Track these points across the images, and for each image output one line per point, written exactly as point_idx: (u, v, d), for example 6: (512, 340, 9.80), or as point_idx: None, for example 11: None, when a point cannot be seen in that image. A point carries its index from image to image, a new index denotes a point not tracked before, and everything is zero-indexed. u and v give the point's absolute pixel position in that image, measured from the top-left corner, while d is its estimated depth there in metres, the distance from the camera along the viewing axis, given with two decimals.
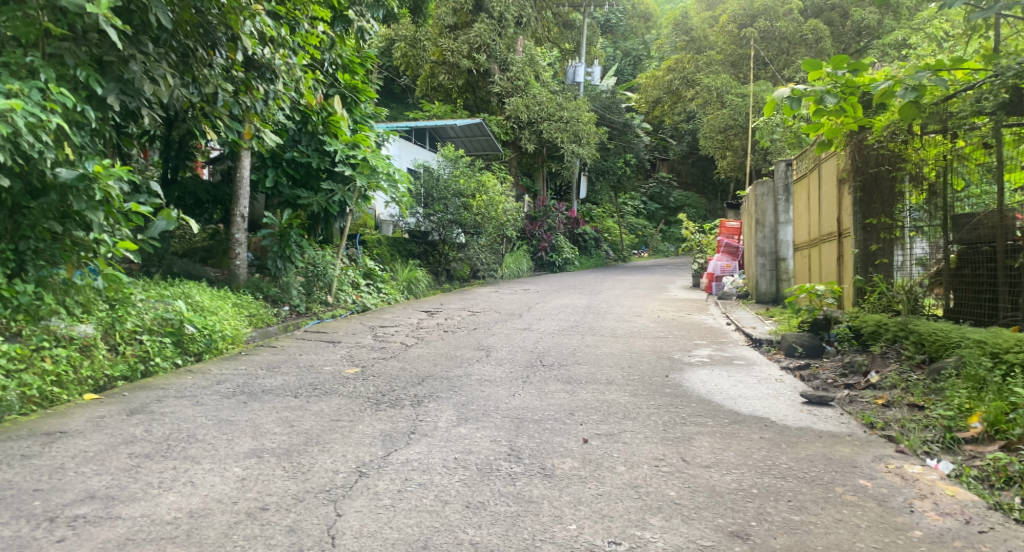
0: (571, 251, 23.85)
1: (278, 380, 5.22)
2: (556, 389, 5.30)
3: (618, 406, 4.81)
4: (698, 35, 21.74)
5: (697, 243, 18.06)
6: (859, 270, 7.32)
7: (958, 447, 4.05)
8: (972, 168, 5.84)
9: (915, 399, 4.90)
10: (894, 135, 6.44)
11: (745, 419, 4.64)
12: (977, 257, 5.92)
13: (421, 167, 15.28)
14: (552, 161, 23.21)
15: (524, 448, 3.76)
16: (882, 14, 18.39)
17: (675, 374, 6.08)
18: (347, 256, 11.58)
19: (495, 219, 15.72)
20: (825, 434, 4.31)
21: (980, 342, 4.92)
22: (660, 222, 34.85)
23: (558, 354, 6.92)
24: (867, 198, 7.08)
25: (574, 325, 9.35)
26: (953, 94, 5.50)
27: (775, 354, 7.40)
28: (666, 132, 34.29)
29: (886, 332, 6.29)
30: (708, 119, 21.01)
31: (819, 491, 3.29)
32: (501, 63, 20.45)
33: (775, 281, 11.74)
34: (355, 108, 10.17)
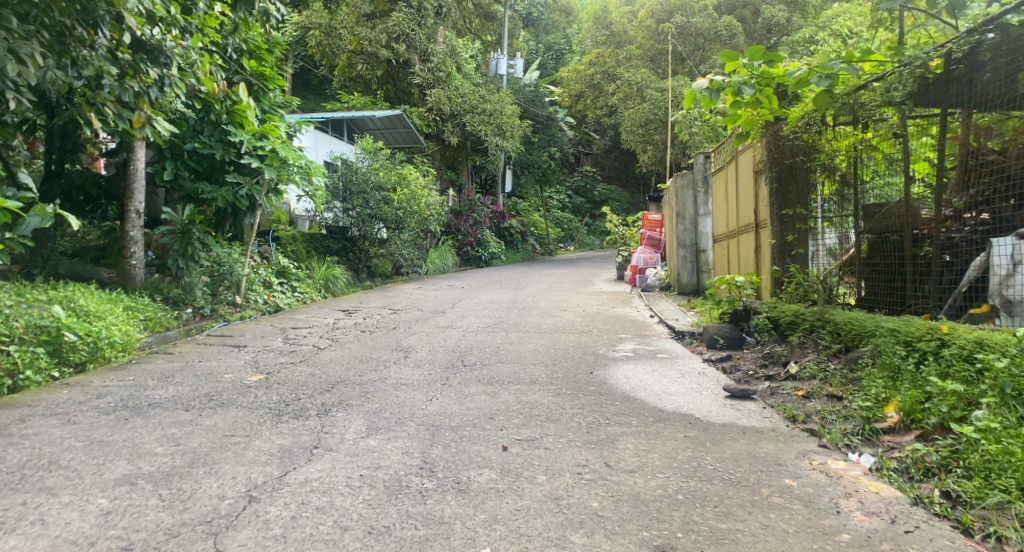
0: (497, 245, 23.63)
1: (168, 391, 4.75)
2: (476, 391, 5.05)
3: (540, 408, 4.60)
4: (618, 30, 21.90)
5: (621, 236, 18.21)
6: (775, 260, 7.32)
7: (877, 438, 4.02)
8: (879, 159, 5.85)
9: (834, 389, 4.89)
10: (809, 125, 6.52)
11: (669, 416, 4.50)
12: (886, 247, 5.95)
13: (338, 160, 14.69)
14: (476, 155, 23.39)
15: (438, 460, 3.48)
16: (790, 13, 18.96)
17: (599, 371, 5.92)
18: (259, 254, 10.98)
19: (417, 213, 15.36)
20: (749, 430, 4.22)
21: (893, 331, 4.93)
22: (585, 216, 35.16)
23: (480, 353, 6.67)
24: (783, 189, 7.13)
25: (498, 322, 9.12)
26: (862, 84, 5.63)
27: (697, 346, 7.39)
28: (590, 126, 34.55)
29: (803, 322, 6.33)
30: (629, 113, 21.24)
31: (745, 494, 3.16)
32: (421, 53, 20.01)
33: (696, 273, 11.87)
34: (263, 97, 9.44)
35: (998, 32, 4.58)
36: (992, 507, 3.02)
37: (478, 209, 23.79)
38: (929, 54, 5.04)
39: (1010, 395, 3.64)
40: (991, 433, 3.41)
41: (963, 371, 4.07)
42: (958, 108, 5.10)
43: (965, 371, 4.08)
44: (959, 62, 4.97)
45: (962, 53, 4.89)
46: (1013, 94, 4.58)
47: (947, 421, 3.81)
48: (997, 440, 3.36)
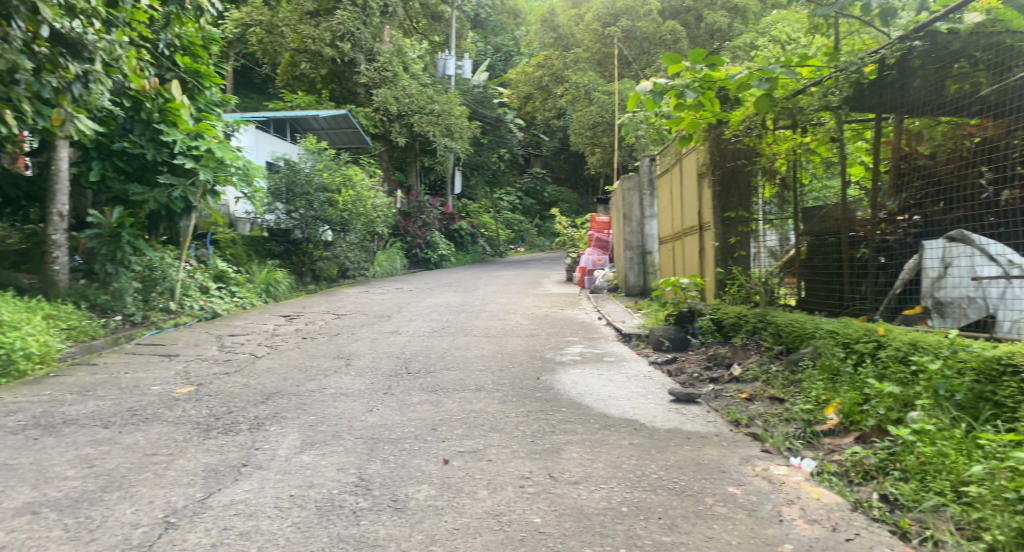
0: (447, 247, 23.38)
1: (87, 407, 4.46)
2: (419, 400, 4.91)
3: (484, 416, 4.50)
4: (565, 32, 22.01)
5: (570, 238, 18.25)
6: (718, 262, 7.47)
7: (817, 441, 4.04)
8: (817, 162, 6.00)
9: (775, 391, 4.93)
10: (751, 129, 6.51)
11: (615, 422, 4.45)
12: (824, 249, 6.05)
13: (280, 160, 14.24)
14: (425, 156, 23.22)
15: (375, 476, 3.34)
16: (732, 19, 19.26)
17: (546, 376, 5.84)
18: (195, 258, 10.56)
19: (364, 215, 15.11)
20: (694, 436, 4.20)
21: (832, 333, 4.99)
22: (535, 217, 35.22)
23: (425, 360, 6.51)
24: (725, 192, 7.25)
25: (445, 326, 8.96)
26: (800, 89, 5.73)
27: (643, 348, 7.40)
28: (539, 128, 34.59)
29: (746, 324, 6.38)
30: (577, 115, 21.35)
31: (688, 504, 3.12)
32: (367, 52, 19.69)
33: (643, 275, 12.01)
34: (198, 95, 9.06)
35: (926, 41, 4.70)
36: (929, 510, 3.05)
37: (427, 211, 23.57)
38: (864, 60, 5.10)
39: (943, 397, 3.69)
40: (926, 435, 3.45)
41: (899, 373, 4.12)
42: (890, 113, 5.19)
43: (901, 373, 4.13)
44: (891, 69, 5.03)
45: (895, 59, 4.94)
46: (943, 102, 4.68)
47: (884, 423, 3.85)
48: (932, 442, 3.41)
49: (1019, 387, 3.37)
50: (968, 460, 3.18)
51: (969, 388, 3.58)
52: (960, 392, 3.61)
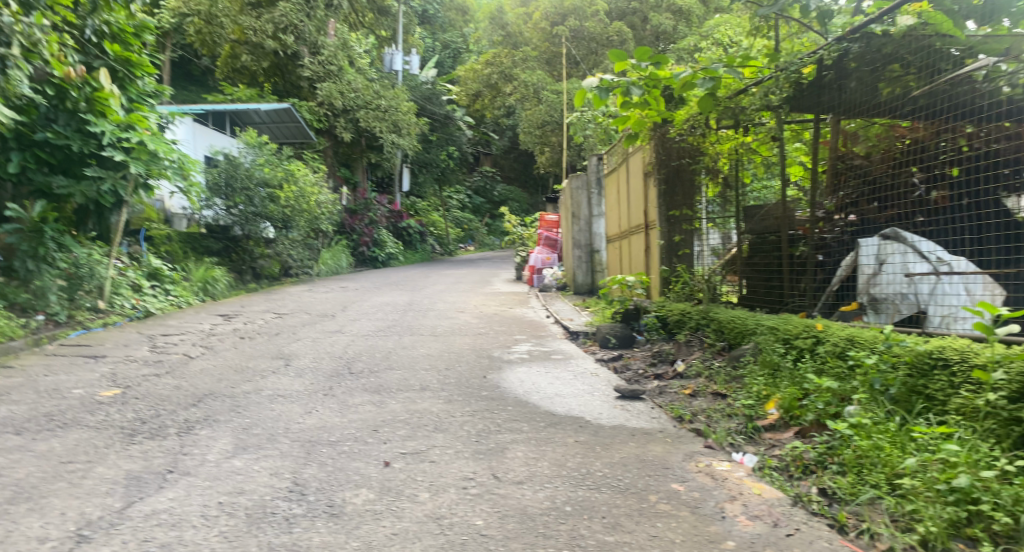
0: (395, 245, 23.06)
1: (0, 412, 4.18)
2: (361, 401, 4.77)
3: (428, 417, 4.40)
4: (514, 30, 22.02)
5: (519, 236, 18.22)
6: (663, 260, 7.55)
7: (759, 436, 4.09)
8: (759, 162, 6.16)
9: (718, 387, 4.97)
10: (694, 128, 6.65)
11: (561, 420, 4.41)
12: (765, 247, 6.12)
13: (218, 154, 13.75)
14: (371, 151, 22.98)
15: (311, 481, 3.21)
16: (677, 21, 19.51)
17: (493, 375, 5.77)
18: (127, 255, 10.10)
19: (307, 212, 14.90)
20: (638, 432, 4.18)
21: (773, 329, 5.07)
22: (485, 216, 35.12)
23: (368, 359, 6.36)
24: (671, 191, 7.31)
25: (391, 325, 8.80)
26: (742, 88, 5.80)
27: (590, 346, 7.40)
28: (488, 126, 34.48)
29: (689, 321, 6.43)
30: (526, 114, 21.38)
31: (632, 503, 3.09)
32: (311, 46, 19.26)
33: (591, 273, 12.07)
34: (130, 85, 8.64)
35: (862, 43, 4.78)
36: (865, 503, 3.09)
37: (374, 208, 23.24)
38: (803, 60, 5.20)
39: (878, 391, 3.77)
40: (862, 428, 3.52)
41: (837, 368, 4.20)
42: (828, 113, 5.31)
43: (838, 368, 4.21)
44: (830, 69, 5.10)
45: (832, 60, 5.04)
46: (876, 103, 4.78)
47: (822, 417, 3.91)
48: (868, 436, 3.47)
49: (949, 380, 3.46)
50: (902, 453, 3.24)
51: (902, 381, 3.67)
52: (894, 385, 3.70)
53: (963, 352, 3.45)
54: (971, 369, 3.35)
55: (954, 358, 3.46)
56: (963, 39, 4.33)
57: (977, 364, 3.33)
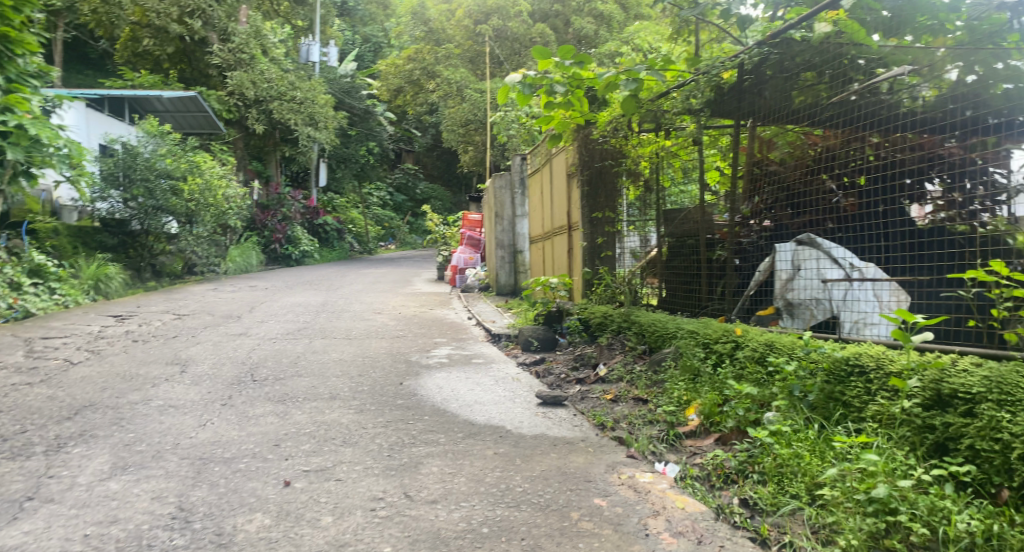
0: (310, 242, 22.10)
1: None
2: (264, 412, 4.41)
3: (337, 429, 4.09)
4: (436, 27, 21.70)
5: (440, 235, 17.91)
6: (586, 262, 7.50)
7: (680, 444, 4.01)
8: (678, 166, 6.07)
9: (640, 392, 4.89)
10: (616, 130, 6.66)
11: (480, 431, 4.19)
12: (683, 250, 6.14)
13: (115, 143, 12.76)
14: (285, 145, 22.12)
15: (198, 506, 2.89)
16: (598, 26, 19.67)
17: (410, 381, 5.49)
18: (5, 249, 9.20)
19: (213, 206, 14.29)
20: (559, 442, 4.02)
21: (693, 333, 5.04)
22: (406, 214, 34.54)
23: (274, 365, 5.95)
24: (594, 192, 7.27)
25: (302, 328, 8.36)
26: (664, 92, 5.78)
27: (512, 349, 7.22)
28: (410, 123, 33.93)
29: (611, 324, 6.37)
30: (449, 112, 21.13)
31: (553, 521, 2.92)
32: (221, 32, 18.32)
33: (514, 274, 11.86)
34: (8, 63, 7.82)
35: (780, 50, 4.81)
36: (786, 514, 3.03)
37: (288, 204, 22.37)
38: (723, 64, 5.24)
39: (797, 398, 3.74)
40: (782, 437, 3.48)
41: (756, 374, 4.18)
42: (748, 119, 5.26)
43: (757, 374, 4.19)
44: (749, 74, 5.14)
45: (752, 65, 5.06)
46: (791, 111, 4.82)
47: (742, 424, 3.87)
48: (788, 444, 3.44)
49: (865, 387, 3.46)
50: (822, 462, 3.21)
51: (820, 388, 3.65)
52: (812, 392, 3.68)
53: (879, 359, 3.45)
54: (887, 377, 3.35)
55: (870, 365, 3.46)
56: (874, 49, 4.37)
57: (892, 372, 3.33)
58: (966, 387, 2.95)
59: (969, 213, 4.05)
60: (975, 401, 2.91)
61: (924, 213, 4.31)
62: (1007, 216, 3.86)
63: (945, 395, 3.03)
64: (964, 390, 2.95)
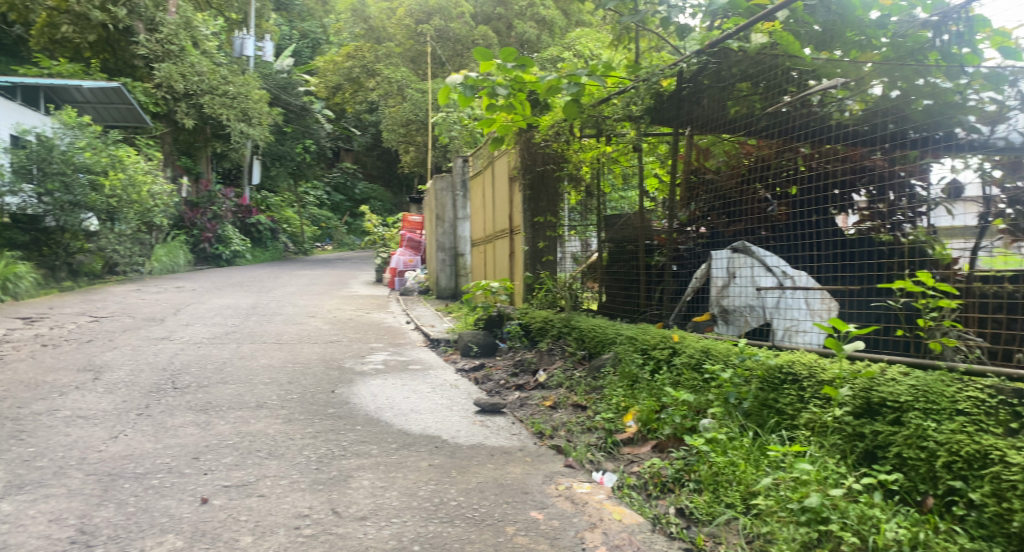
0: (242, 242, 21.41)
1: None
2: (183, 423, 4.16)
3: (263, 441, 3.88)
4: (376, 25, 21.37)
5: (379, 237, 17.58)
6: (527, 266, 7.45)
7: (618, 451, 3.97)
8: (618, 173, 6.10)
9: (579, 399, 4.85)
10: (559, 135, 6.61)
11: (415, 441, 4.05)
12: (622, 256, 6.10)
13: (27, 133, 11.92)
14: (217, 140, 21.37)
15: (101, 528, 2.68)
16: (541, 30, 19.74)
17: (343, 388, 5.29)
18: None
19: (136, 203, 13.69)
20: (497, 452, 3.92)
21: (632, 339, 5.02)
22: (344, 214, 33.90)
23: (198, 372, 5.64)
24: (536, 197, 7.27)
25: (229, 332, 8.01)
26: (605, 97, 5.80)
27: (450, 354, 7.09)
28: (350, 121, 33.33)
29: (552, 329, 6.32)
30: (389, 111, 20.84)
31: (488, 537, 2.82)
32: (147, 21, 17.57)
33: (454, 277, 11.77)
34: None
35: (718, 59, 4.86)
36: (721, 524, 3.02)
37: (219, 202, 21.61)
38: (663, 72, 5.22)
39: (732, 405, 3.77)
40: (718, 444, 3.49)
41: (692, 381, 4.18)
42: (686, 127, 5.25)
43: (694, 380, 4.20)
44: (687, 83, 5.16)
45: (691, 74, 5.07)
46: (726, 120, 4.91)
47: (679, 432, 3.86)
48: (724, 452, 3.44)
49: (798, 394, 3.49)
50: (757, 470, 3.22)
51: (754, 395, 3.68)
52: (747, 399, 3.72)
53: (811, 368, 3.49)
54: (819, 385, 3.39)
55: (803, 373, 3.49)
56: (807, 61, 4.42)
57: (824, 380, 3.36)
58: (894, 396, 2.99)
59: (892, 223, 4.16)
60: (903, 409, 2.95)
61: (849, 224, 4.48)
62: (926, 227, 4.02)
63: (874, 403, 3.07)
64: (892, 399, 3.00)
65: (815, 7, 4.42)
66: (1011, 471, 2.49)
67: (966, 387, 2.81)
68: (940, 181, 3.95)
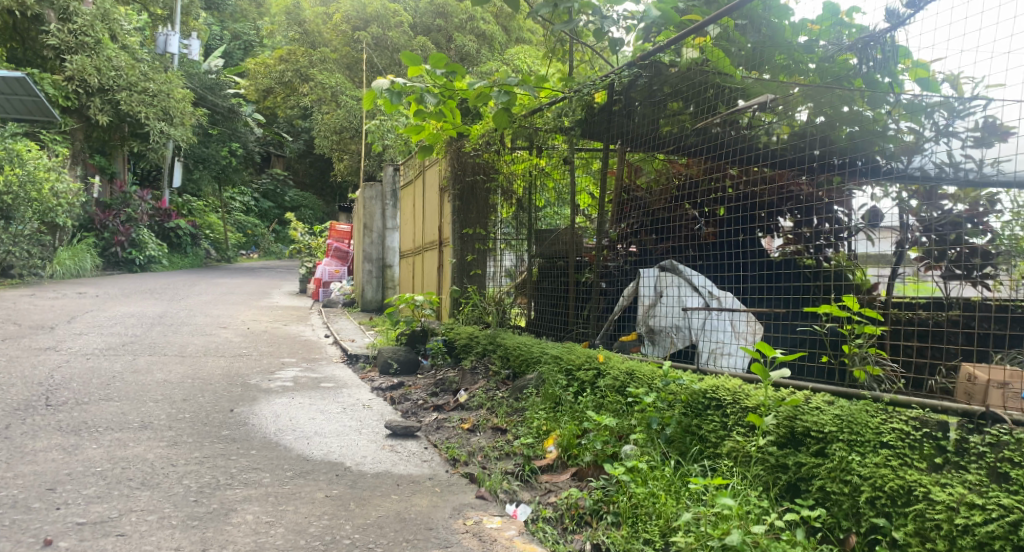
0: (158, 247, 20.29)
1: None
2: (47, 447, 3.68)
3: (138, 467, 3.45)
4: (311, 29, 20.84)
5: (306, 246, 16.94)
6: (454, 279, 7.17)
7: (535, 480, 3.71)
8: (551, 188, 5.75)
9: (498, 422, 4.58)
10: (489, 144, 6.46)
11: (314, 468, 3.69)
12: (553, 272, 5.84)
13: None
14: (134, 139, 20.26)
15: None
16: (480, 45, 19.57)
17: (244, 408, 4.87)
18: None
19: (36, 201, 12.96)
20: (404, 481, 3.59)
21: (556, 358, 4.79)
22: (272, 222, 32.79)
23: (79, 387, 5.10)
24: (465, 208, 7.00)
25: (128, 342, 7.41)
26: (537, 108, 5.61)
27: (368, 371, 6.71)
28: (282, 127, 32.37)
29: (476, 346, 6.06)
30: (322, 118, 20.28)
31: None
32: (60, 10, 16.54)
33: (381, 289, 11.36)
34: None
35: (649, 73, 4.64)
36: None
37: (134, 204, 20.49)
38: (595, 84, 5.02)
39: (655, 432, 3.58)
40: (638, 473, 3.28)
41: (615, 404, 3.98)
42: (617, 142, 5.05)
43: (616, 404, 3.99)
44: (618, 96, 4.91)
45: (622, 87, 4.83)
46: (656, 137, 4.65)
47: (600, 459, 3.64)
48: (644, 482, 3.23)
49: (722, 421, 3.32)
50: (678, 503, 3.02)
51: (677, 421, 3.51)
52: (670, 425, 3.53)
53: (735, 393, 3.33)
54: (743, 411, 3.23)
55: (727, 398, 3.33)
56: (738, 79, 4.29)
57: (749, 407, 3.20)
58: (819, 426, 2.85)
59: (815, 247, 4.14)
60: (827, 440, 2.81)
61: (773, 246, 4.34)
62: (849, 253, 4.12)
63: (798, 432, 2.93)
64: (817, 428, 2.85)
65: (747, 27, 4.33)
66: (935, 509, 2.36)
67: (891, 418, 2.67)
68: (861, 207, 3.97)
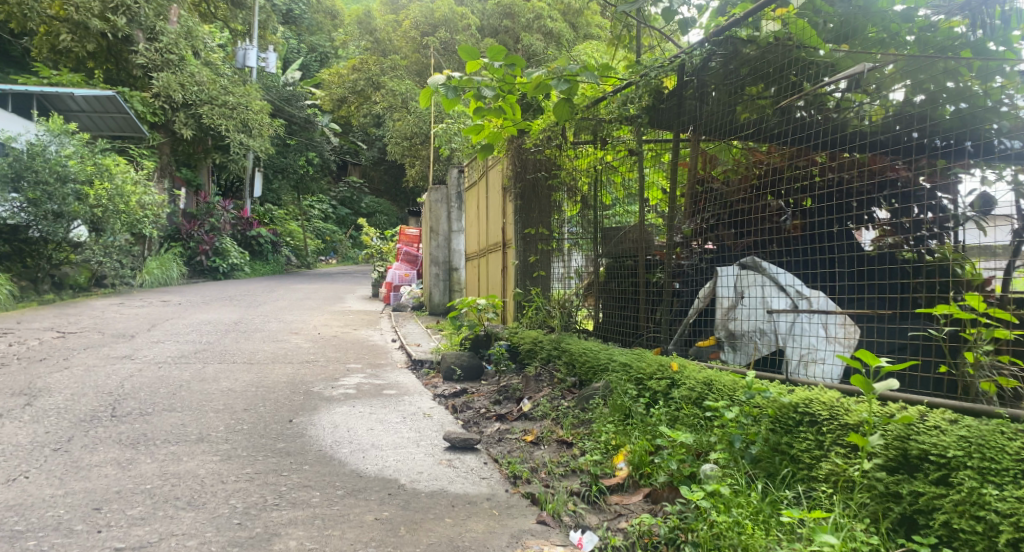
0: (241, 256, 20.81)
1: None
2: (102, 462, 3.61)
3: (184, 485, 3.31)
4: (382, 37, 21.18)
5: (377, 250, 17.06)
6: (518, 282, 6.90)
7: (604, 501, 3.35)
8: (619, 183, 5.33)
9: (564, 434, 4.25)
10: (551, 139, 6.13)
11: (367, 486, 3.47)
12: (621, 273, 5.43)
13: (13, 141, 11.54)
14: (216, 151, 21.01)
15: None
16: (548, 43, 19.22)
17: (302, 418, 4.73)
18: None
19: (125, 213, 13.43)
20: (459, 502, 3.32)
21: (625, 366, 4.43)
22: (349, 228, 33.48)
23: (145, 397, 5.11)
24: (527, 207, 6.73)
25: (201, 349, 7.50)
26: (601, 97, 5.27)
27: (431, 377, 6.50)
28: (357, 135, 33.03)
29: (541, 351, 5.77)
30: (394, 124, 20.47)
31: None
32: (148, 31, 17.28)
33: (448, 293, 11.23)
34: None
35: (724, 50, 4.20)
36: None
37: (217, 215, 21.21)
38: (664, 67, 4.65)
39: (738, 450, 3.17)
40: (720, 499, 2.88)
41: (693, 418, 3.60)
42: (688, 128, 4.61)
43: (694, 418, 3.61)
44: (690, 76, 4.53)
45: (693, 67, 4.46)
46: (733, 124, 4.25)
47: (675, 480, 3.26)
48: (727, 509, 2.84)
49: (817, 440, 2.89)
50: (767, 536, 2.62)
51: (764, 438, 3.09)
52: (756, 443, 3.12)
53: (832, 407, 2.90)
54: (843, 429, 2.79)
55: (823, 414, 2.89)
56: (827, 53, 3.77)
57: (849, 425, 2.77)
58: (939, 449, 2.41)
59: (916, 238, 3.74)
60: (952, 467, 2.37)
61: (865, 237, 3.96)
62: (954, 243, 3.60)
63: (913, 456, 2.49)
64: (937, 452, 2.41)
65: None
66: None
67: None
68: (969, 193, 3.58)
